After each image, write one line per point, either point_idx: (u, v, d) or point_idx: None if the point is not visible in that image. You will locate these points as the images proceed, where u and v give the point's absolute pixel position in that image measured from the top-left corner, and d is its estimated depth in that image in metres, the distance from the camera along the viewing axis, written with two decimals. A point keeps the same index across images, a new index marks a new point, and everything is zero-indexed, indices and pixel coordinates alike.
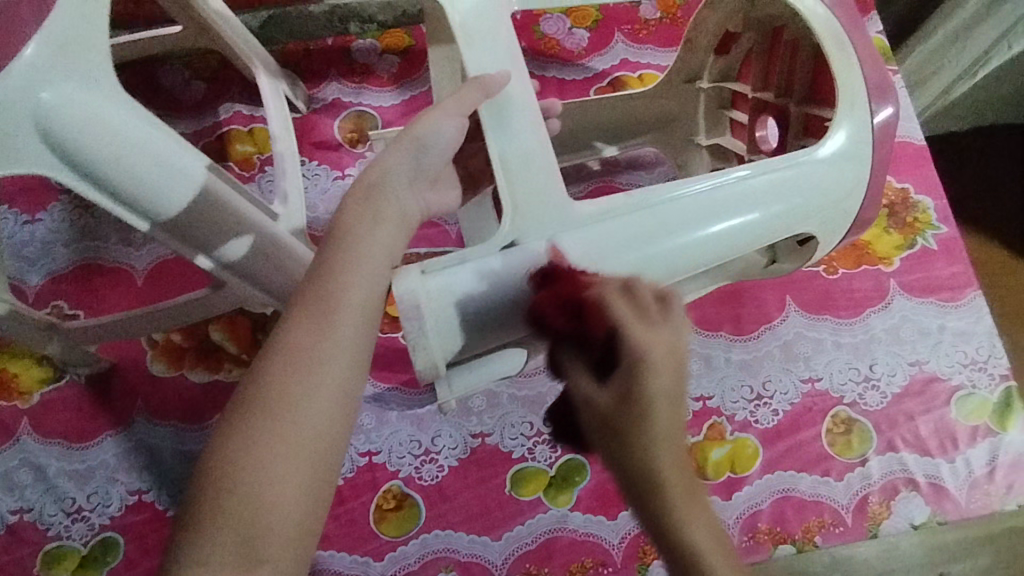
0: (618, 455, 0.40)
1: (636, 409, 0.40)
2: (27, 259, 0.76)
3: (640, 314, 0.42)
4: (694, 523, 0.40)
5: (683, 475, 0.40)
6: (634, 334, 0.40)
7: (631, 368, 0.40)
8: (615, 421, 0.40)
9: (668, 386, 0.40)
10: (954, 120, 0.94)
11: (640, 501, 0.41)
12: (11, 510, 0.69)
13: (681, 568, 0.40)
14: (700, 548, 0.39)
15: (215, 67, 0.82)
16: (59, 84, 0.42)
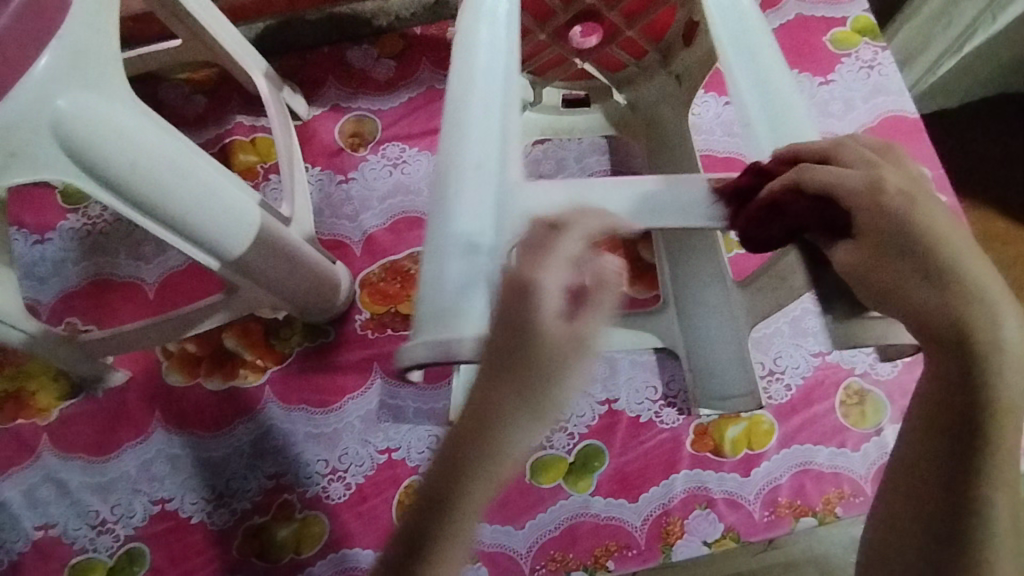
0: (909, 296, 0.39)
1: (926, 248, 0.39)
2: (38, 278, 0.77)
3: (906, 188, 0.40)
4: (995, 354, 0.38)
5: (1005, 296, 0.39)
6: (924, 194, 0.40)
7: (903, 221, 0.39)
8: (924, 266, 0.39)
9: (944, 217, 0.40)
10: (944, 96, 0.95)
11: (946, 353, 0.39)
12: (36, 526, 0.70)
13: (960, 416, 0.39)
14: (993, 387, 0.38)
15: (213, 81, 0.84)
16: (74, 93, 0.43)
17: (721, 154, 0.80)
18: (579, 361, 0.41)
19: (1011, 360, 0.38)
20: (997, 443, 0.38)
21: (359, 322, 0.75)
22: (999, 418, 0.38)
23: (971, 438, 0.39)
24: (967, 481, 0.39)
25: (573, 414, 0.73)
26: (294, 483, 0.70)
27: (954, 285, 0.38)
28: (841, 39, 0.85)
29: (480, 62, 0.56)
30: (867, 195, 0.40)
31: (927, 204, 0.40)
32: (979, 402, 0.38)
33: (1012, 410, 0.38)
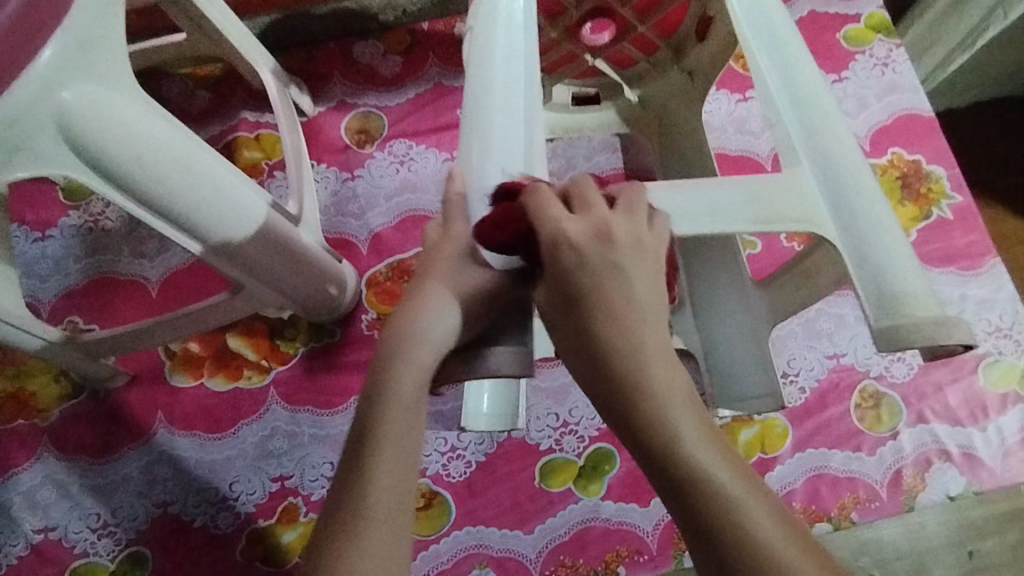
0: (588, 369, 0.39)
1: (660, 288, 0.42)
2: (39, 276, 0.76)
3: (600, 234, 0.40)
4: (666, 413, 0.36)
5: (661, 354, 0.38)
6: (666, 250, 0.44)
7: (561, 250, 0.40)
8: (589, 338, 0.39)
9: (623, 292, 0.39)
10: (957, 94, 0.94)
11: (624, 424, 0.37)
12: (36, 529, 0.69)
13: (685, 508, 0.34)
14: (690, 464, 0.35)
15: (218, 76, 0.82)
16: (76, 83, 0.42)
17: (734, 153, 0.79)
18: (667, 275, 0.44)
19: (676, 393, 0.38)
20: (694, 462, 0.35)
21: (365, 322, 0.74)
22: (702, 506, 0.34)
23: (709, 535, 0.33)
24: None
25: (583, 417, 0.71)
26: (299, 486, 0.69)
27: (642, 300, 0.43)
28: (855, 36, 0.84)
29: (498, 77, 0.52)
30: (556, 246, 0.40)
31: (609, 271, 0.39)
32: (699, 491, 0.34)
33: (687, 446, 0.36)
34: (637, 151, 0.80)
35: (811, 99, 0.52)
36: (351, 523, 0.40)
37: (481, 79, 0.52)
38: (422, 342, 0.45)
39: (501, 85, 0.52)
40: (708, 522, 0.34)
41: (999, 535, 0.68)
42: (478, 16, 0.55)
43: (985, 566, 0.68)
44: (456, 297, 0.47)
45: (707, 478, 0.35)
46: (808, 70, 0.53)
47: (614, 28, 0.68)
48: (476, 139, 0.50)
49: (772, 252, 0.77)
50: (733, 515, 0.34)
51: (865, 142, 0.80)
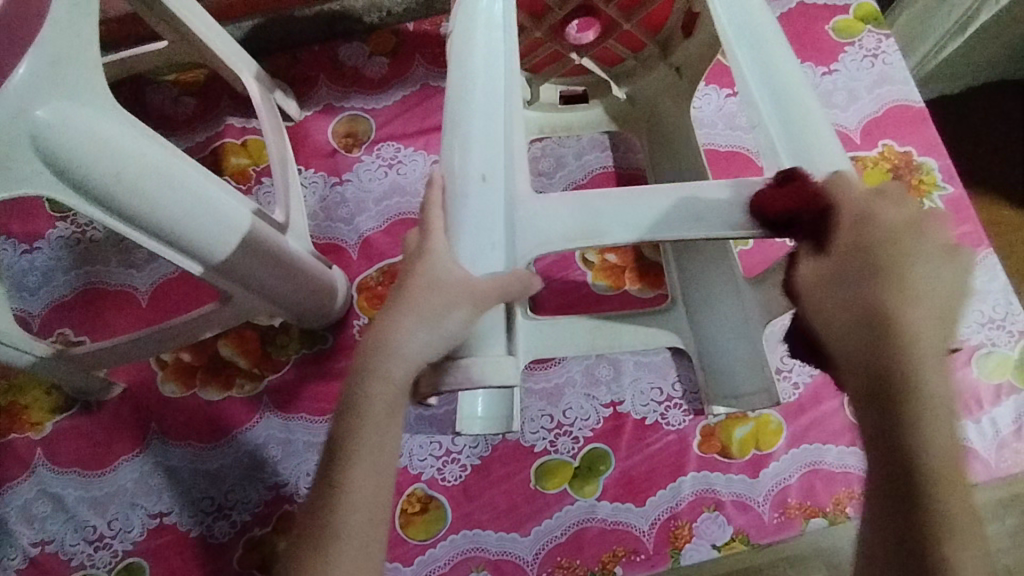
0: (854, 358, 0.41)
1: (897, 279, 0.41)
2: (29, 289, 0.76)
3: (911, 225, 0.43)
4: (923, 400, 0.39)
5: (937, 345, 0.40)
6: (900, 244, 0.42)
7: (879, 247, 0.43)
8: (876, 330, 0.41)
9: (934, 281, 0.41)
10: (946, 82, 0.93)
11: (879, 414, 0.40)
12: (33, 542, 0.69)
13: (908, 488, 0.38)
14: (923, 453, 0.38)
15: (203, 82, 0.82)
16: (53, 102, 0.41)
17: (724, 148, 0.79)
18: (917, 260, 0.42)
19: (940, 390, 0.39)
20: (921, 469, 0.38)
21: (357, 327, 0.74)
22: (936, 481, 0.37)
23: (910, 500, 0.38)
24: (922, 537, 0.37)
25: (577, 418, 0.71)
26: (294, 493, 0.69)
27: (886, 287, 0.41)
28: (843, 27, 0.83)
29: (477, 87, 0.52)
30: (856, 231, 0.44)
31: (915, 262, 0.42)
32: (908, 466, 0.38)
33: (931, 458, 0.38)
34: (627, 149, 0.80)
35: (804, 95, 0.52)
36: (324, 526, 0.45)
37: (462, 86, 0.52)
38: (391, 357, 0.46)
39: (481, 93, 0.52)
40: (935, 533, 0.37)
41: (1000, 519, 0.71)
42: (458, 21, 0.54)
43: (985, 551, 0.71)
44: (437, 309, 0.46)
45: (939, 477, 0.38)
46: (792, 67, 0.53)
47: (597, 27, 0.68)
48: (459, 150, 0.50)
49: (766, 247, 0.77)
50: (944, 517, 0.37)
51: (856, 134, 0.80)
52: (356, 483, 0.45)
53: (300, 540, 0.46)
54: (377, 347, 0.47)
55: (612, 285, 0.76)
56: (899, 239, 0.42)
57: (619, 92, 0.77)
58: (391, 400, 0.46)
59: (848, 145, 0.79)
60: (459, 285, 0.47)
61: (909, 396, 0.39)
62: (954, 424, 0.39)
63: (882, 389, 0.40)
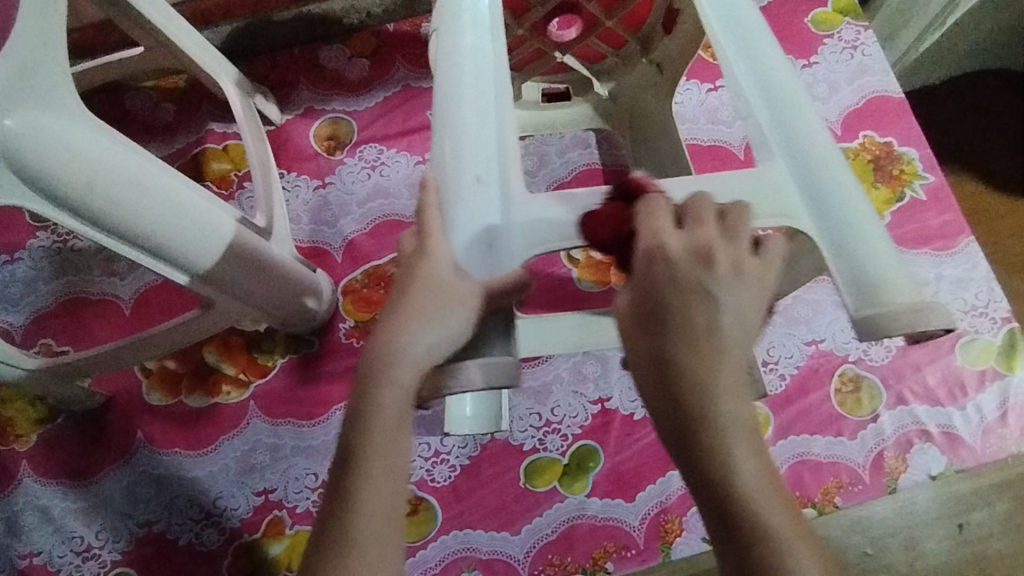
0: (665, 397, 0.40)
1: (682, 322, 0.40)
2: (10, 299, 0.75)
3: (700, 254, 0.41)
4: (727, 443, 0.38)
5: (732, 388, 0.39)
6: (688, 281, 0.41)
7: (664, 287, 0.41)
8: (667, 370, 0.40)
9: (724, 318, 0.41)
10: (925, 73, 0.94)
11: (688, 451, 0.39)
12: (19, 555, 0.68)
13: (727, 529, 0.37)
14: (744, 491, 0.37)
15: (183, 87, 0.81)
16: (23, 113, 0.41)
17: (706, 143, 0.79)
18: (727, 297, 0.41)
19: (732, 433, 0.39)
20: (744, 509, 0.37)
21: (343, 330, 0.74)
22: (758, 519, 0.37)
23: (731, 531, 0.37)
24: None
25: (566, 415, 0.71)
26: (284, 498, 0.69)
27: (665, 335, 0.40)
28: (822, 20, 0.84)
29: (467, 83, 0.51)
30: (661, 267, 0.41)
31: (702, 300, 0.40)
32: (727, 501, 0.38)
33: (755, 498, 0.37)
34: (610, 145, 0.80)
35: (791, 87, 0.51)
36: (342, 541, 0.43)
37: (452, 82, 0.51)
38: (404, 360, 0.45)
39: (470, 90, 0.51)
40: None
41: (988, 506, 0.70)
42: (443, 21, 0.54)
43: (976, 538, 0.70)
44: (442, 319, 0.46)
45: (763, 516, 0.37)
46: (778, 61, 0.52)
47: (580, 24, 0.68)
48: (450, 145, 0.49)
49: None
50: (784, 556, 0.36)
51: (837, 126, 0.80)
52: (373, 488, 0.44)
53: (315, 553, 0.44)
54: (388, 350, 0.45)
55: (598, 282, 0.76)
56: (690, 277, 0.41)
57: (601, 89, 0.77)
58: (402, 407, 0.45)
59: (829, 137, 0.80)
60: (467, 292, 0.46)
61: (711, 441, 0.38)
62: (761, 462, 0.39)
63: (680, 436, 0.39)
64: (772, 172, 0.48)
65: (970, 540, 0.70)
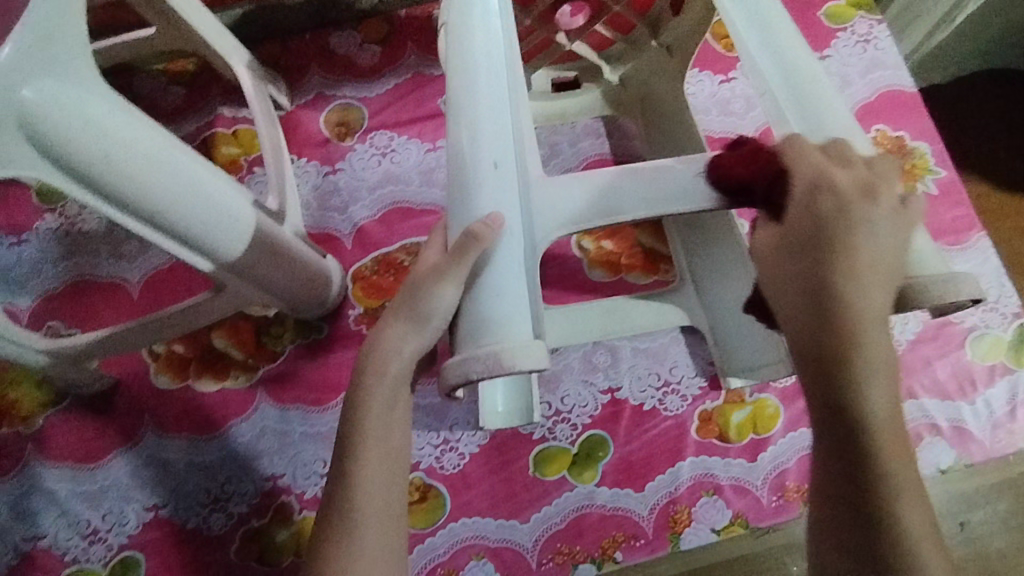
0: (809, 327, 0.45)
1: (843, 244, 0.45)
2: (17, 282, 0.74)
3: (824, 185, 0.46)
4: (866, 359, 0.43)
5: (877, 303, 0.44)
6: (854, 206, 0.45)
7: (835, 214, 0.45)
8: (818, 296, 0.44)
9: (878, 247, 0.45)
10: (937, 68, 0.93)
11: (818, 376, 0.44)
12: (25, 538, 0.68)
13: (846, 434, 0.42)
14: (867, 390, 0.42)
15: (193, 71, 0.81)
16: (39, 82, 0.40)
17: (719, 134, 0.79)
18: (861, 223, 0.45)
19: (868, 343, 0.43)
20: (867, 411, 0.42)
21: (352, 317, 0.73)
22: (878, 422, 0.42)
23: (848, 436, 0.42)
24: (861, 480, 0.41)
25: (575, 405, 0.71)
26: (291, 484, 0.68)
27: (831, 255, 0.45)
28: (835, 13, 0.83)
29: (484, 65, 0.51)
30: (819, 195, 0.46)
31: (862, 224, 0.45)
32: (853, 411, 0.43)
33: (873, 405, 0.42)
34: None
35: (807, 74, 0.51)
36: (344, 514, 0.45)
37: (469, 64, 0.51)
38: (390, 350, 0.48)
39: (489, 70, 0.51)
40: (870, 476, 0.41)
41: (989, 506, 0.72)
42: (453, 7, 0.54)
43: (976, 537, 0.72)
44: (427, 301, 0.47)
45: (875, 419, 0.42)
46: (794, 47, 0.52)
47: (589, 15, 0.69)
48: (469, 127, 0.49)
49: None
50: (885, 453, 0.41)
51: None
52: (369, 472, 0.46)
53: (318, 537, 0.46)
54: (377, 341, 0.48)
55: (608, 272, 0.76)
56: (853, 203, 0.45)
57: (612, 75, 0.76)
58: (395, 386, 0.48)
59: None
60: (444, 265, 0.46)
61: (848, 352, 0.43)
62: (888, 377, 0.43)
63: (824, 351, 0.44)
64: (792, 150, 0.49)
65: (972, 538, 0.72)
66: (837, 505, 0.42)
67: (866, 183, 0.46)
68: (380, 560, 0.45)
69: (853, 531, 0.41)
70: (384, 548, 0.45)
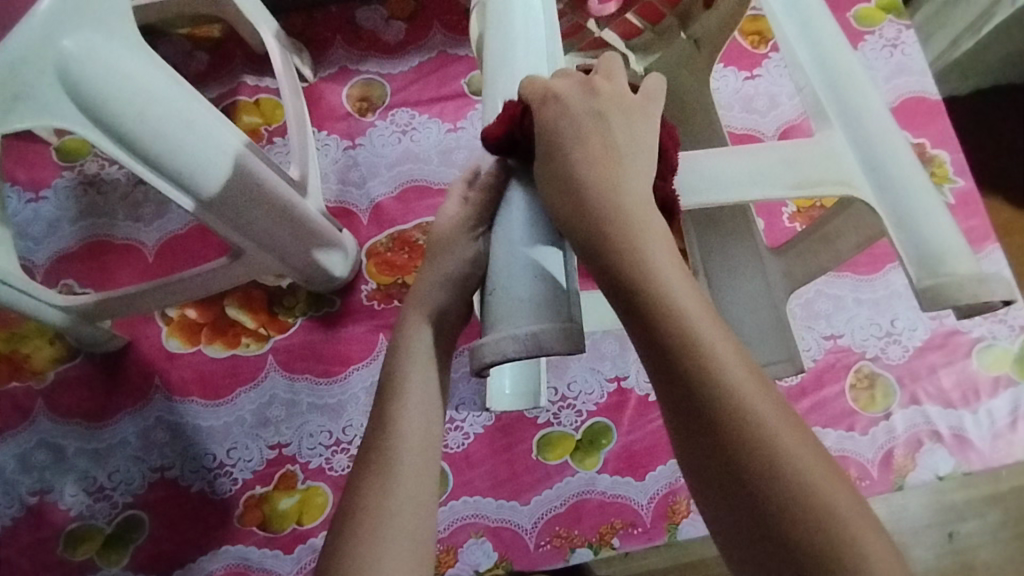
0: (579, 233, 0.37)
1: (588, 195, 0.37)
2: (33, 237, 0.75)
3: (602, 113, 0.40)
4: (681, 308, 0.34)
5: (670, 243, 0.37)
6: (591, 141, 0.39)
7: (572, 155, 0.38)
8: (612, 238, 0.36)
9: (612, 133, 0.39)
10: (962, 80, 0.93)
11: (623, 301, 0.35)
12: (31, 491, 0.69)
13: (693, 398, 0.33)
14: (685, 320, 0.34)
15: (217, 37, 0.80)
16: (80, 34, 0.41)
17: (740, 130, 0.79)
18: (619, 167, 0.38)
19: (684, 289, 0.35)
20: (712, 370, 0.33)
21: (365, 292, 0.74)
22: (727, 367, 0.33)
23: (696, 396, 0.33)
24: (728, 447, 0.32)
25: (581, 391, 0.72)
26: (297, 454, 0.69)
27: (574, 205, 0.37)
28: (864, 16, 0.83)
29: (520, 40, 0.49)
30: (551, 144, 0.39)
31: (619, 165, 0.38)
32: (693, 365, 0.33)
33: (713, 353, 0.33)
34: None
35: (847, 68, 0.50)
36: (381, 459, 0.42)
37: (505, 39, 0.49)
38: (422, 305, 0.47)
39: (526, 44, 0.49)
40: (742, 438, 0.32)
41: (979, 517, 0.72)
42: None
43: (967, 546, 0.72)
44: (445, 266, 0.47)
45: (727, 371, 0.33)
46: (838, 40, 0.51)
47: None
48: (503, 99, 0.47)
49: (775, 232, 0.77)
50: (748, 405, 0.33)
51: None
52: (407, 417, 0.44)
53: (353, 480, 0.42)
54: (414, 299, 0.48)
55: None
56: (584, 138, 0.39)
57: (636, 64, 0.72)
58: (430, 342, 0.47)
59: None
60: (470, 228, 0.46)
61: (668, 308, 0.34)
62: (717, 321, 0.35)
63: (634, 306, 0.35)
64: (828, 142, 0.48)
65: (960, 548, 0.72)
66: (705, 483, 0.33)
67: (607, 116, 0.40)
68: (416, 505, 0.41)
69: (700, 435, 0.33)
70: (421, 496, 0.42)
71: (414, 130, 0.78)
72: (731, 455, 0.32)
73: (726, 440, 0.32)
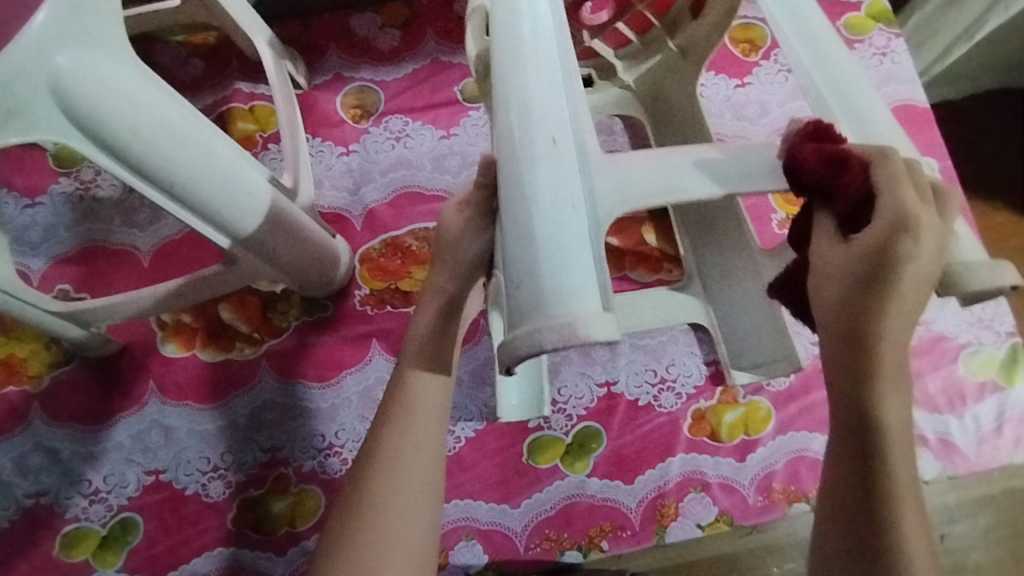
0: (845, 300, 0.45)
1: (883, 287, 0.43)
2: (30, 243, 0.76)
3: (900, 221, 0.43)
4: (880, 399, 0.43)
5: (902, 341, 0.43)
6: (921, 224, 0.43)
7: (889, 249, 0.43)
8: (856, 334, 0.44)
9: (928, 255, 0.43)
10: (952, 86, 0.94)
11: (848, 372, 0.45)
12: (27, 494, 0.69)
13: (862, 461, 0.44)
14: (877, 409, 0.43)
15: (212, 45, 0.81)
16: (74, 51, 0.43)
17: (730, 138, 0.80)
18: (909, 263, 0.43)
19: (886, 384, 0.43)
20: (885, 447, 0.44)
21: (358, 297, 0.74)
22: (892, 449, 0.44)
23: (867, 462, 0.44)
24: (874, 505, 0.43)
25: (572, 396, 0.73)
26: (289, 457, 0.70)
27: (878, 289, 0.43)
28: (855, 24, 0.84)
29: (527, 28, 0.47)
30: (899, 233, 0.43)
31: (934, 256, 0.43)
32: (873, 438, 0.44)
33: (889, 435, 0.44)
34: (635, 134, 0.81)
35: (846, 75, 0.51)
36: (399, 421, 0.52)
37: (513, 36, 0.47)
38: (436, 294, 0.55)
39: (532, 39, 0.47)
40: (882, 500, 0.43)
41: (969, 520, 0.74)
42: None
43: (957, 548, 0.74)
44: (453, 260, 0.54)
45: (894, 457, 0.43)
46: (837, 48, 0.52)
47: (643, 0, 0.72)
48: (515, 91, 0.45)
49: (764, 238, 0.77)
50: (893, 482, 0.43)
51: None
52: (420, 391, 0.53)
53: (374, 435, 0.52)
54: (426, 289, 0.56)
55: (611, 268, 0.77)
56: (902, 236, 0.43)
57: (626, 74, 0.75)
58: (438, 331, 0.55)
59: None
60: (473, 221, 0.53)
61: (864, 394, 0.44)
62: (905, 411, 0.44)
63: (846, 372, 0.45)
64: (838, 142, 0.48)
65: (950, 550, 0.74)
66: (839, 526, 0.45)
67: (943, 229, 0.43)
68: (427, 463, 0.51)
69: (858, 491, 0.44)
70: (428, 454, 0.52)
71: (408, 137, 0.79)
72: (870, 506, 0.44)
73: (872, 496, 0.44)
